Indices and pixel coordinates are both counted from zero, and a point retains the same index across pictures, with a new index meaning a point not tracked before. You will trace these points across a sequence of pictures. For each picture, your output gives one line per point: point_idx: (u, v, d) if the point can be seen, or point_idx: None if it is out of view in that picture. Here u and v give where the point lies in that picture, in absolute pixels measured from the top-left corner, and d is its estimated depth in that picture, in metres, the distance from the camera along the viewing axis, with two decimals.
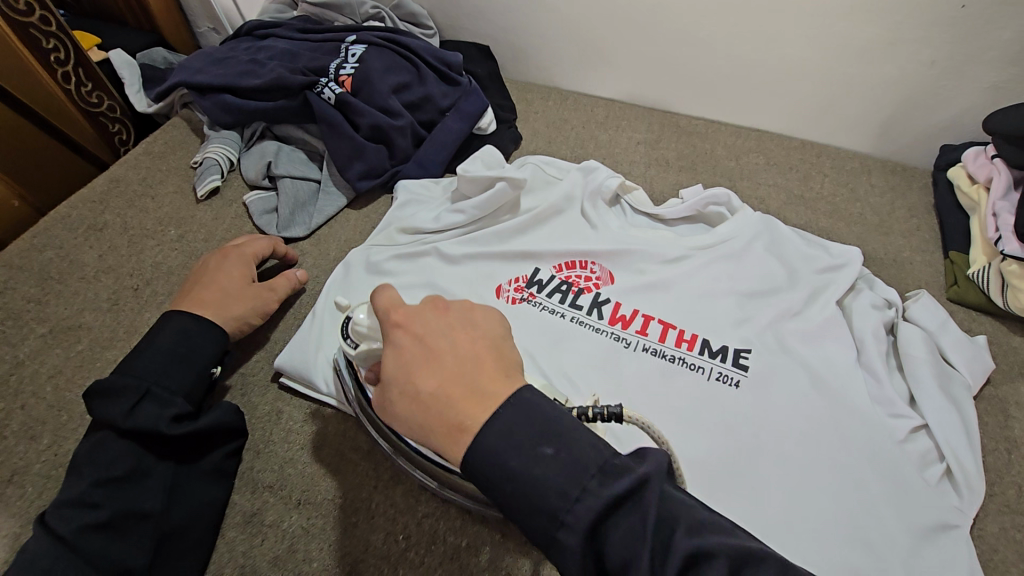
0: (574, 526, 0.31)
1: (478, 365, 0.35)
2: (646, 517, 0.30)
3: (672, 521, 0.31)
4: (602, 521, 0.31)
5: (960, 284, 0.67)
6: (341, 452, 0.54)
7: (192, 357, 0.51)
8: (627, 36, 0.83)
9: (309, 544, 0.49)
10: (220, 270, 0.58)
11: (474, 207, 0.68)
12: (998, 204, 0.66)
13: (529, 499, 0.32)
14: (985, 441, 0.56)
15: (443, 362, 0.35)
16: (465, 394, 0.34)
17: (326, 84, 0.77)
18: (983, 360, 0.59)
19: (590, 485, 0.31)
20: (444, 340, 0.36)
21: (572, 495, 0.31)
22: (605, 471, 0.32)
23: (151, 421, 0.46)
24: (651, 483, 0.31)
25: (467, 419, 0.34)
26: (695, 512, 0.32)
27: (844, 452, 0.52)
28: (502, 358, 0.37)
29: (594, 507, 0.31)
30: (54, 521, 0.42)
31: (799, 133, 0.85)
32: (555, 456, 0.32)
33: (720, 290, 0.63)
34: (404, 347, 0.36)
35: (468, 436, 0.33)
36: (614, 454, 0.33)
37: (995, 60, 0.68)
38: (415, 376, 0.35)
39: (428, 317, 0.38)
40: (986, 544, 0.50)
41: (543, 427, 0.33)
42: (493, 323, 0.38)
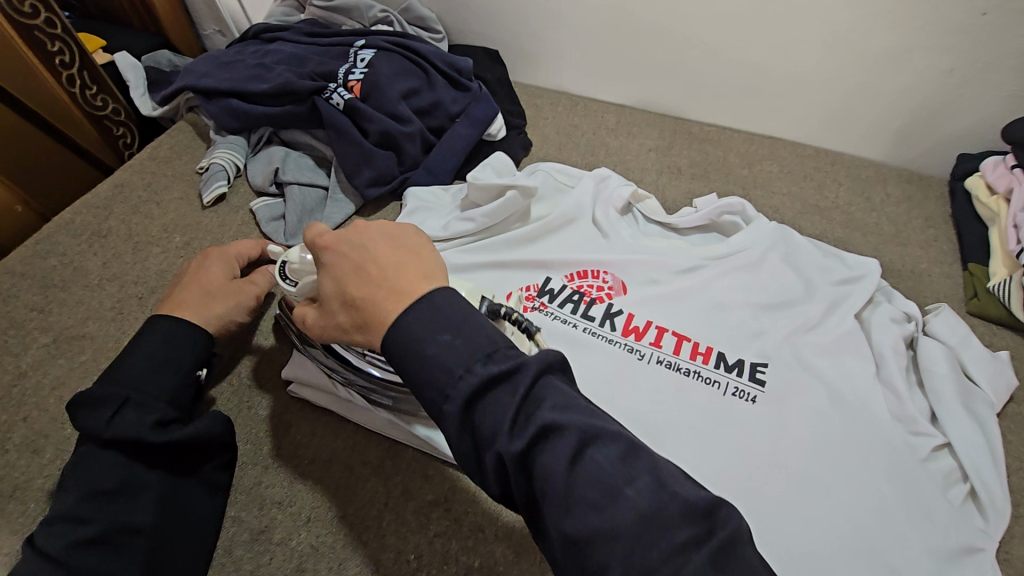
0: (454, 397, 0.34)
1: (397, 267, 0.39)
2: (516, 395, 0.33)
3: (540, 400, 0.34)
4: (477, 396, 0.34)
5: (981, 297, 0.66)
6: (351, 466, 0.53)
7: (173, 359, 0.49)
8: (639, 41, 0.82)
9: (318, 562, 0.48)
10: (201, 270, 0.57)
11: (485, 215, 0.67)
12: (1019, 215, 0.65)
13: (422, 376, 0.35)
14: (1008, 459, 0.55)
15: (364, 270, 0.40)
16: (385, 290, 0.38)
17: (335, 89, 0.76)
18: (1006, 376, 0.58)
19: (475, 366, 0.34)
20: (368, 252, 0.41)
21: (457, 373, 0.34)
22: (492, 355, 0.35)
23: (132, 429, 0.44)
24: (527, 368, 0.34)
25: (387, 311, 0.37)
26: (565, 396, 0.35)
27: (865, 471, 0.51)
28: (422, 261, 0.40)
29: (473, 384, 0.34)
30: (42, 540, 0.41)
31: (813, 140, 0.83)
32: (451, 342, 0.35)
33: (735, 301, 0.62)
34: (334, 263, 0.41)
35: (388, 324, 0.37)
36: (507, 346, 0.36)
37: (1015, 68, 0.67)
38: (347, 285, 0.40)
39: (351, 236, 0.42)
40: (1012, 567, 0.49)
41: (453, 318, 0.36)
42: (412, 237, 0.43)
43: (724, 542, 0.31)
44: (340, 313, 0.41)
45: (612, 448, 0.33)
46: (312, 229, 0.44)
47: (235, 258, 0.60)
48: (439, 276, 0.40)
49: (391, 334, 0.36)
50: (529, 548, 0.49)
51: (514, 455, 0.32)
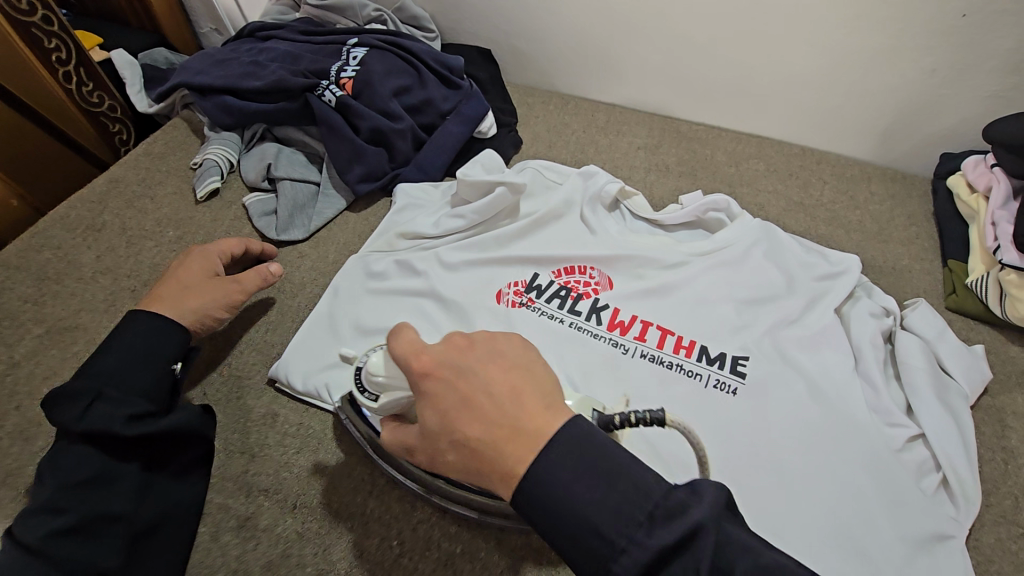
0: (622, 573, 0.31)
1: (516, 400, 0.35)
2: (698, 571, 0.30)
3: (726, 572, 0.30)
4: (652, 572, 0.30)
5: (959, 293, 0.67)
6: (337, 455, 0.54)
7: (148, 351, 0.49)
8: (629, 41, 0.83)
9: (303, 548, 0.49)
10: (183, 266, 0.57)
11: (474, 212, 0.68)
12: (997, 213, 0.66)
13: (572, 539, 0.32)
14: (981, 450, 0.56)
15: (479, 405, 0.35)
16: (508, 432, 0.34)
17: (328, 87, 0.77)
18: (980, 369, 0.59)
19: (639, 535, 0.31)
20: (478, 380, 0.35)
21: (618, 544, 0.31)
22: (654, 515, 0.31)
23: (103, 422, 0.45)
24: (703, 532, 0.30)
25: (515, 460, 0.33)
26: (753, 558, 0.30)
27: (841, 460, 0.52)
28: (536, 386, 0.36)
29: (641, 557, 0.30)
30: (18, 531, 0.41)
31: (800, 140, 0.85)
32: (603, 499, 0.32)
33: (720, 296, 0.63)
34: (439, 395, 0.36)
35: (517, 475, 0.33)
36: (664, 495, 0.32)
37: (995, 68, 0.69)
38: (460, 425, 0.35)
39: (455, 359, 0.37)
40: (982, 554, 0.50)
41: (597, 466, 0.32)
42: (518, 350, 0.38)
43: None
44: (451, 453, 0.36)
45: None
46: (400, 351, 0.38)
47: (218, 254, 0.60)
48: (558, 404, 0.35)
49: (527, 488, 0.32)
50: (511, 536, 0.50)
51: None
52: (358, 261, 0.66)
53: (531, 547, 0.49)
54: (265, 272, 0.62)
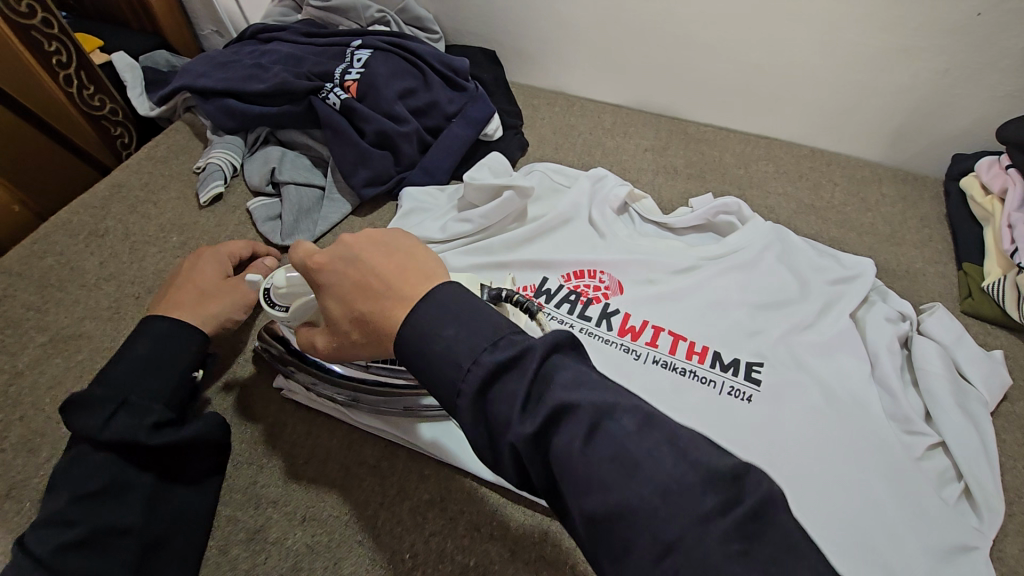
0: (466, 391, 0.34)
1: (394, 272, 0.39)
2: (524, 380, 0.33)
3: (549, 380, 0.33)
4: (488, 387, 0.33)
5: (975, 296, 0.66)
6: (347, 465, 0.53)
7: (170, 358, 0.49)
8: (635, 41, 0.82)
9: (314, 561, 0.48)
10: (196, 272, 0.57)
11: (481, 216, 0.67)
12: (1013, 215, 0.65)
13: (431, 370, 0.35)
14: (1002, 458, 0.55)
15: (364, 283, 0.39)
16: (391, 297, 0.38)
17: (332, 89, 0.76)
18: (1000, 374, 0.58)
19: (481, 356, 0.34)
20: (364, 263, 0.40)
21: (465, 366, 0.34)
22: (496, 343, 0.34)
23: (128, 431, 0.44)
24: (533, 352, 0.34)
25: (397, 318, 0.37)
26: (576, 374, 0.34)
27: (863, 469, 0.51)
28: (416, 261, 0.40)
29: (482, 374, 0.33)
30: (28, 542, 0.41)
31: (809, 141, 0.84)
32: (455, 334, 0.35)
33: (732, 301, 0.62)
34: (334, 283, 0.41)
35: (398, 330, 0.37)
36: (512, 332, 0.35)
37: (1009, 68, 0.68)
38: (353, 303, 0.40)
39: (342, 251, 0.41)
40: (1007, 565, 0.49)
41: (459, 312, 0.36)
42: (401, 239, 0.42)
43: (760, 520, 0.29)
44: (355, 332, 0.41)
45: (627, 420, 0.32)
46: (295, 253, 0.42)
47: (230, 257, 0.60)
48: (436, 272, 0.40)
49: (403, 338, 0.36)
50: (526, 549, 0.49)
51: (527, 438, 0.31)
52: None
53: (546, 560, 0.48)
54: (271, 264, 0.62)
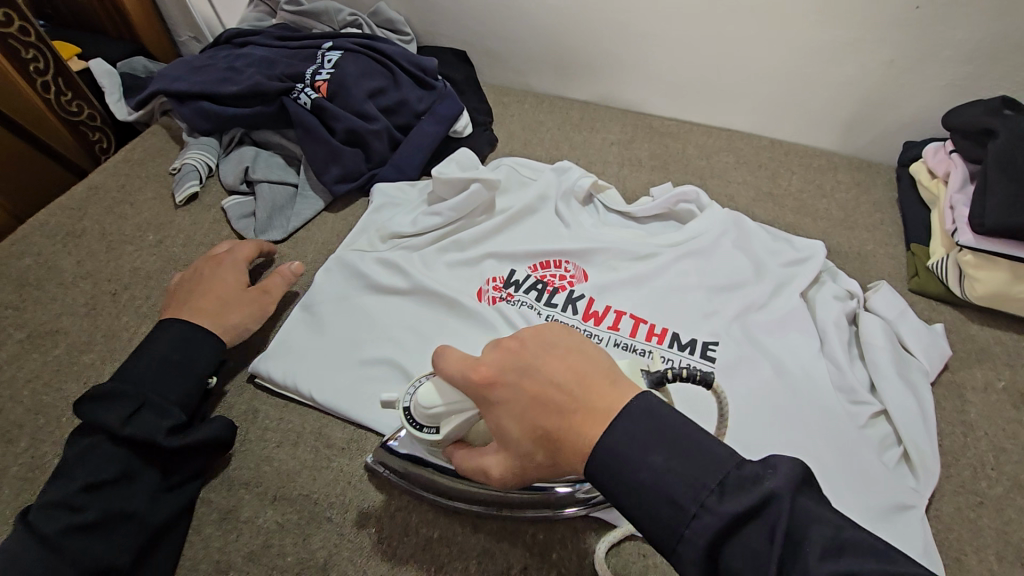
0: (693, 539, 0.32)
1: (579, 384, 0.36)
2: (771, 536, 0.31)
3: (802, 541, 0.31)
4: (725, 536, 0.31)
5: (922, 275, 0.70)
6: (317, 448, 0.55)
7: (189, 365, 0.53)
8: (599, 40, 0.85)
9: (284, 538, 0.50)
10: (218, 279, 0.60)
11: (451, 208, 0.69)
12: (954, 197, 0.68)
13: (649, 510, 0.33)
14: (941, 424, 0.58)
15: (546, 398, 0.37)
16: (580, 413, 0.36)
17: (303, 90, 0.78)
18: (940, 346, 0.61)
19: (708, 501, 0.32)
20: (540, 374, 0.37)
21: (690, 510, 0.32)
22: (725, 484, 0.32)
23: (148, 430, 0.48)
24: (779, 499, 0.31)
25: (591, 437, 0.35)
26: (831, 531, 0.31)
27: (808, 436, 0.54)
28: (594, 367, 0.38)
29: (715, 522, 0.32)
30: (35, 522, 0.43)
31: (768, 132, 0.87)
32: (673, 466, 0.33)
33: (691, 284, 0.65)
34: (511, 400, 0.38)
35: (596, 453, 0.35)
36: (737, 466, 0.33)
37: (950, 58, 0.71)
38: (537, 420, 0.37)
39: (513, 362, 0.38)
40: (942, 523, 0.52)
41: (668, 436, 0.34)
42: (566, 337, 0.39)
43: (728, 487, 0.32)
44: (538, 451, 0.38)
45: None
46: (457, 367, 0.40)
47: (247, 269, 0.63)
48: (617, 376, 0.37)
49: (601, 462, 0.35)
50: (487, 520, 0.51)
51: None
52: (338, 258, 0.67)
53: (506, 529, 0.50)
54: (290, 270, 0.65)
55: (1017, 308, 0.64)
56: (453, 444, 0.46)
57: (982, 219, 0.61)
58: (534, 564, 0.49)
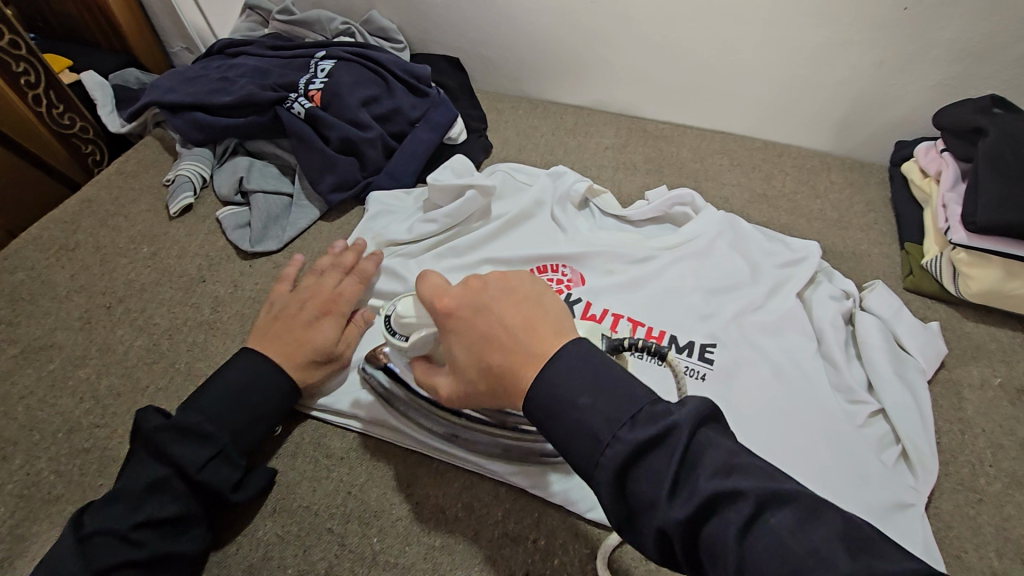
0: (605, 465, 0.33)
1: (525, 325, 0.38)
2: (673, 460, 0.32)
3: (696, 463, 0.32)
4: (632, 463, 0.33)
5: (916, 273, 0.70)
6: (315, 458, 0.55)
7: (261, 413, 0.53)
8: (592, 46, 0.85)
9: (284, 550, 0.49)
10: (313, 330, 0.57)
11: (445, 215, 0.69)
12: (947, 195, 0.68)
13: (568, 438, 0.35)
14: (938, 421, 0.59)
15: (494, 334, 0.39)
16: (520, 352, 0.38)
17: (296, 99, 0.78)
18: (936, 345, 0.61)
19: (620, 432, 0.34)
20: (494, 311, 0.40)
21: (604, 441, 0.34)
22: (637, 417, 0.34)
23: (219, 479, 0.48)
24: (680, 430, 0.33)
25: (527, 376, 0.37)
26: (726, 455, 0.33)
27: (806, 435, 0.54)
28: (548, 317, 0.39)
29: (624, 451, 0.33)
30: (96, 552, 0.43)
31: (761, 134, 0.87)
32: (593, 404, 0.35)
33: (687, 286, 0.65)
34: (462, 330, 0.40)
35: (529, 390, 0.37)
36: (651, 403, 0.35)
37: (939, 58, 0.72)
38: (482, 353, 0.39)
39: (472, 297, 0.41)
40: (941, 521, 0.52)
41: (593, 375, 0.36)
42: (530, 285, 0.41)
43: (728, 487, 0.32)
44: (481, 382, 0.40)
45: (787, 513, 0.30)
46: (424, 292, 0.43)
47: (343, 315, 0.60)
48: (566, 326, 0.39)
49: (533, 398, 0.36)
50: (488, 527, 0.51)
51: (678, 524, 0.31)
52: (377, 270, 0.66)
53: (508, 535, 0.50)
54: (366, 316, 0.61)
55: (1011, 305, 0.64)
56: (419, 359, 0.49)
57: (973, 218, 0.62)
58: (535, 570, 0.48)
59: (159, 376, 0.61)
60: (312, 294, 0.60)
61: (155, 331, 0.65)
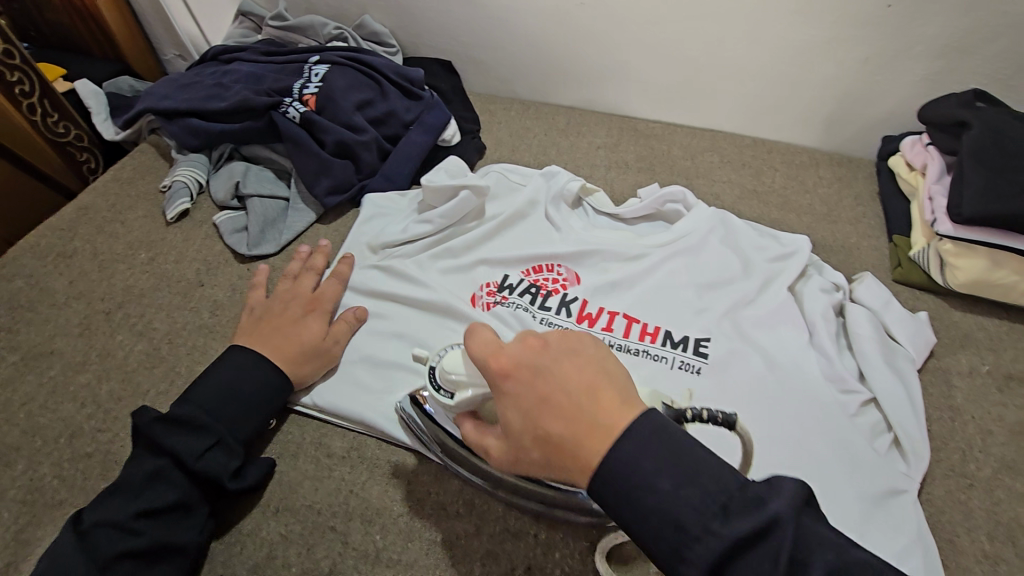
0: (696, 561, 0.31)
1: (590, 395, 0.35)
2: (779, 561, 0.30)
3: (804, 562, 0.30)
4: (728, 559, 0.31)
5: (904, 265, 0.71)
6: (317, 458, 0.56)
7: (256, 405, 0.54)
8: (582, 46, 0.86)
9: (287, 549, 0.50)
10: (301, 325, 0.60)
11: (441, 216, 0.70)
12: (932, 188, 0.70)
13: (647, 526, 0.33)
14: (929, 410, 0.60)
15: (556, 403, 0.35)
16: (587, 426, 0.34)
17: (291, 104, 0.79)
18: (925, 334, 0.62)
19: (713, 525, 0.31)
20: (555, 375, 0.36)
21: (693, 533, 0.31)
22: (729, 508, 0.32)
23: (216, 468, 0.49)
24: (784, 523, 0.31)
25: (594, 454, 0.34)
26: (835, 552, 0.31)
27: (801, 426, 0.55)
28: (613, 385, 0.36)
29: (719, 547, 0.31)
30: (97, 541, 0.44)
31: (750, 131, 0.88)
32: (677, 489, 0.32)
33: (681, 282, 0.66)
34: (521, 393, 0.36)
35: (598, 472, 0.33)
36: (741, 488, 0.33)
37: (922, 54, 0.73)
38: (540, 420, 0.36)
39: (531, 357, 0.37)
40: (934, 506, 0.54)
41: (671, 454, 0.33)
42: (593, 347, 0.38)
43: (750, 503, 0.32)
44: (534, 451, 0.36)
45: None
46: (476, 345, 0.39)
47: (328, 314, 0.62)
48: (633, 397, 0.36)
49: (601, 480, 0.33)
50: (489, 522, 0.51)
51: None
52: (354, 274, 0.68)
53: (509, 530, 0.51)
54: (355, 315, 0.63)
55: (997, 293, 0.65)
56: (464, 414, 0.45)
57: (960, 210, 0.63)
58: (537, 564, 0.49)
59: (159, 380, 0.62)
60: (296, 294, 0.63)
61: (154, 336, 0.65)
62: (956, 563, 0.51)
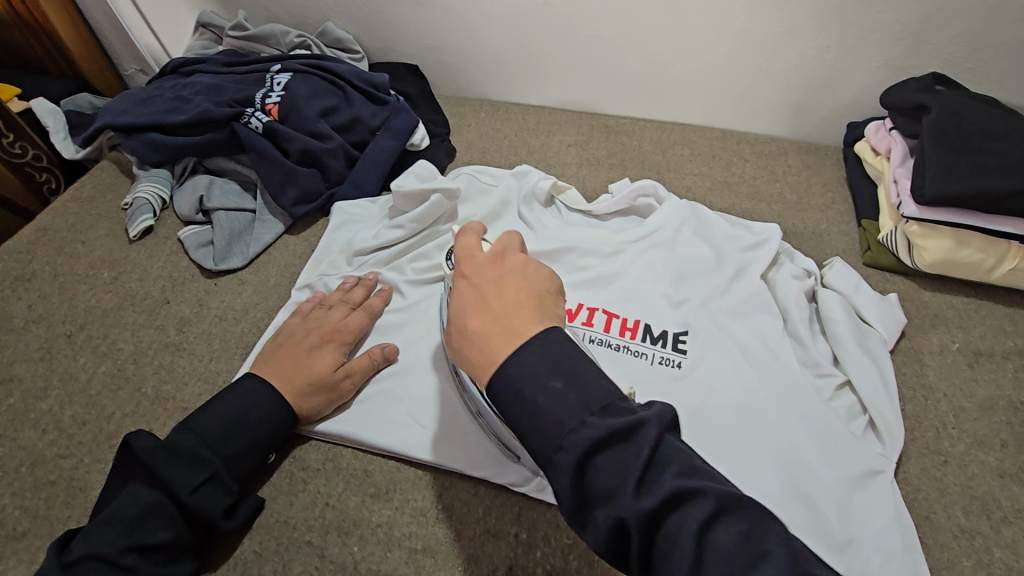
0: (568, 450, 0.32)
1: (513, 306, 0.37)
2: (639, 456, 0.32)
3: (663, 464, 0.32)
4: (593, 455, 0.32)
5: (874, 249, 0.72)
6: (293, 473, 0.54)
7: (258, 439, 0.51)
8: (548, 46, 0.86)
9: (263, 566, 0.49)
10: (316, 356, 0.56)
11: (412, 220, 0.69)
12: (897, 171, 0.71)
13: (531, 423, 0.33)
14: (903, 389, 0.60)
15: (486, 303, 0.37)
16: (499, 327, 0.36)
17: (253, 114, 0.77)
18: (896, 315, 0.63)
19: (589, 419, 0.33)
20: (492, 285, 0.38)
21: (570, 426, 0.32)
22: (606, 407, 0.33)
23: (210, 505, 0.47)
24: (648, 426, 0.32)
25: (497, 352, 0.35)
26: (689, 458, 0.33)
27: (780, 415, 0.55)
28: (540, 307, 0.37)
29: (591, 437, 0.32)
30: None
31: (719, 123, 0.89)
32: (564, 390, 0.33)
33: (657, 276, 0.65)
34: (462, 288, 0.39)
35: (497, 369, 0.35)
36: (619, 395, 0.34)
37: (881, 40, 0.74)
38: (465, 313, 0.37)
39: (487, 267, 0.40)
40: (911, 484, 0.54)
41: (559, 361, 0.34)
42: (544, 280, 0.39)
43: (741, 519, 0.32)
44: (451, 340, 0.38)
45: (741, 517, 0.31)
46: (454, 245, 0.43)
47: (346, 347, 0.59)
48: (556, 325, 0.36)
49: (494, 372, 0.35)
50: (470, 526, 0.51)
51: (644, 517, 0.31)
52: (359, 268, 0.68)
53: (488, 533, 0.50)
54: (383, 352, 0.59)
55: (963, 272, 0.67)
56: None
57: (922, 191, 0.63)
58: (519, 564, 0.49)
59: (125, 402, 0.60)
60: (319, 322, 0.60)
61: (119, 356, 0.63)
62: (933, 538, 0.51)
